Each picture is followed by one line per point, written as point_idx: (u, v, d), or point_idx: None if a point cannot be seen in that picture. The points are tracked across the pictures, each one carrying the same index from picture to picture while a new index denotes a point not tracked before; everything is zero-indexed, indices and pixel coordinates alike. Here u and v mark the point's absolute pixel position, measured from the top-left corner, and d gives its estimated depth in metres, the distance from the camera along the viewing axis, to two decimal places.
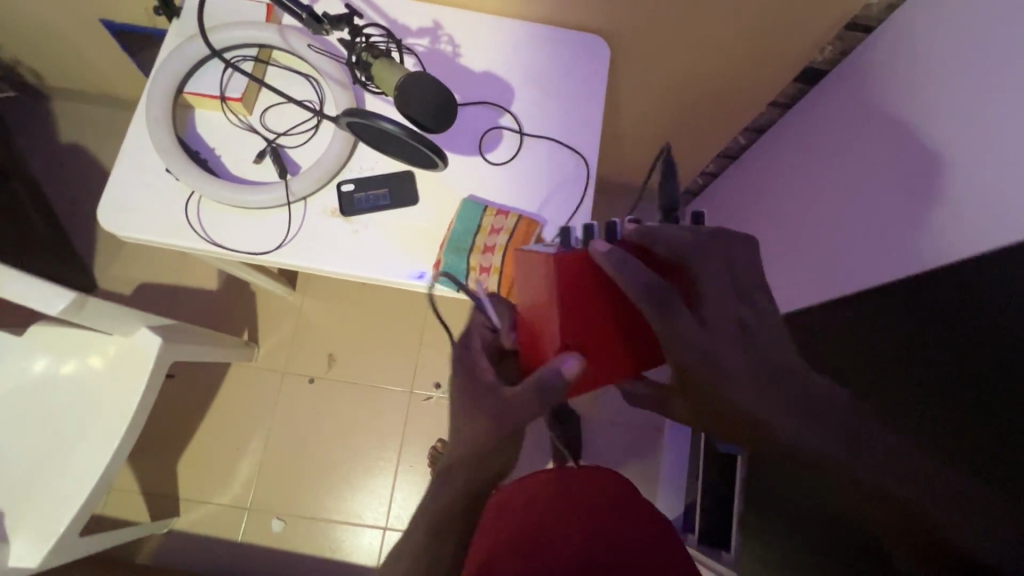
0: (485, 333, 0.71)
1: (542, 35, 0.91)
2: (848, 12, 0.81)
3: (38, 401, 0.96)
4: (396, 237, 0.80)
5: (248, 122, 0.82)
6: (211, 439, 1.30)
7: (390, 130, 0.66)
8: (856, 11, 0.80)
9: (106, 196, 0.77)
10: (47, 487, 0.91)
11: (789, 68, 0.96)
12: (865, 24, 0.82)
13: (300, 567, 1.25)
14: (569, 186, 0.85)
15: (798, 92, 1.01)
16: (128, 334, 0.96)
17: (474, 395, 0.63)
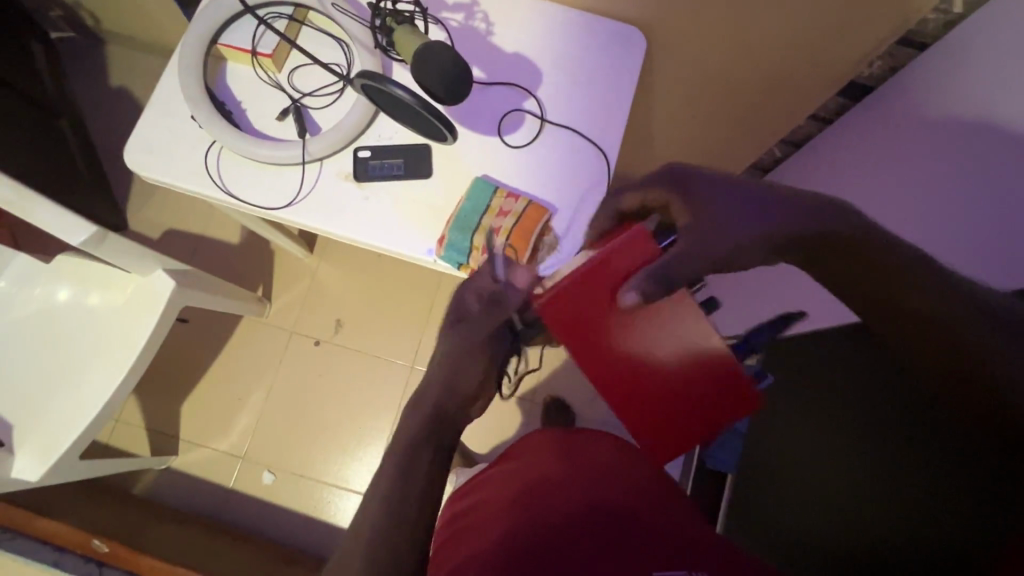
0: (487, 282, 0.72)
1: (578, 22, 0.89)
2: (903, 24, 0.77)
3: (55, 326, 1.00)
4: (405, 208, 0.81)
5: (275, 79, 0.83)
6: (216, 386, 1.34)
7: (401, 95, 0.70)
8: (911, 25, 0.77)
9: (134, 135, 0.80)
10: (54, 407, 0.96)
11: (834, 80, 0.91)
12: (921, 40, 0.79)
13: (284, 521, 1.28)
14: (585, 176, 0.84)
15: (840, 107, 0.98)
16: (144, 274, 1.00)
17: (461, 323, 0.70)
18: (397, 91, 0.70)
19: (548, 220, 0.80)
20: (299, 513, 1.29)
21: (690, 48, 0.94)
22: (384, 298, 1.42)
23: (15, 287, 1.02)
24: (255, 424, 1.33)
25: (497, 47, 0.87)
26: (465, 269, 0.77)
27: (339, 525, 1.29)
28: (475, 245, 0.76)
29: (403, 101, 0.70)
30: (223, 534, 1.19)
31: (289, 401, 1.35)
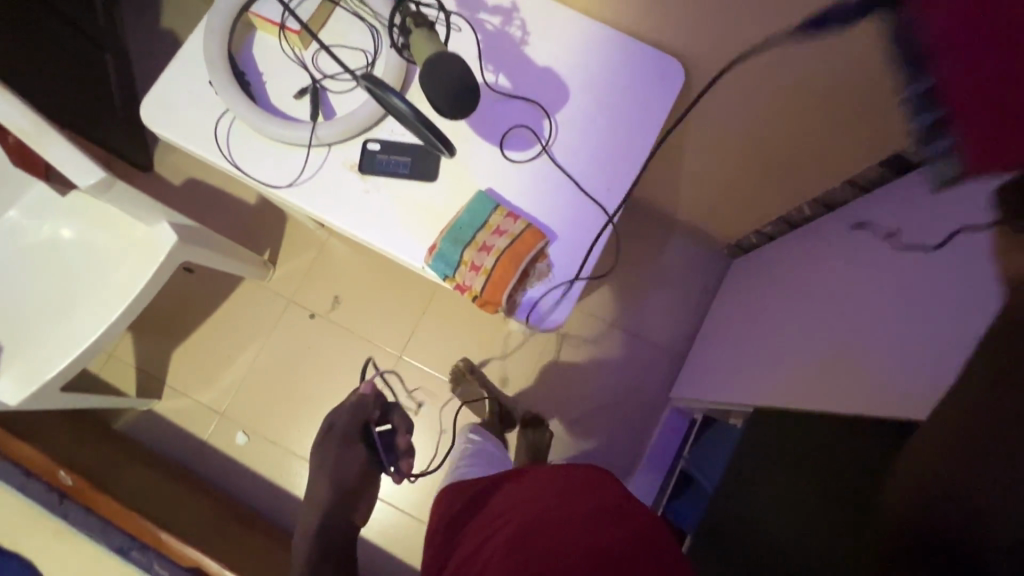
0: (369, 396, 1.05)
1: (618, 45, 0.86)
2: None
3: (57, 259, 1.03)
4: (403, 208, 0.79)
5: (300, 57, 0.82)
6: (207, 340, 1.37)
7: (400, 105, 0.68)
8: None
9: (153, 91, 0.80)
10: (45, 337, 0.99)
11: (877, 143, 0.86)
12: None
13: (248, 483, 1.30)
14: (593, 205, 0.80)
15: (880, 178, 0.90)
16: (149, 223, 1.01)
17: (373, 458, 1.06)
18: (396, 102, 0.68)
19: (544, 246, 0.77)
20: (266, 478, 1.31)
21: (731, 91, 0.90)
22: (384, 283, 1.41)
23: (29, 214, 1.04)
24: (239, 385, 1.35)
25: (528, 58, 0.85)
26: (450, 282, 0.75)
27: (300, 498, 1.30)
28: (464, 260, 0.74)
29: (401, 110, 0.69)
30: (190, 485, 1.22)
31: (274, 368, 1.37)
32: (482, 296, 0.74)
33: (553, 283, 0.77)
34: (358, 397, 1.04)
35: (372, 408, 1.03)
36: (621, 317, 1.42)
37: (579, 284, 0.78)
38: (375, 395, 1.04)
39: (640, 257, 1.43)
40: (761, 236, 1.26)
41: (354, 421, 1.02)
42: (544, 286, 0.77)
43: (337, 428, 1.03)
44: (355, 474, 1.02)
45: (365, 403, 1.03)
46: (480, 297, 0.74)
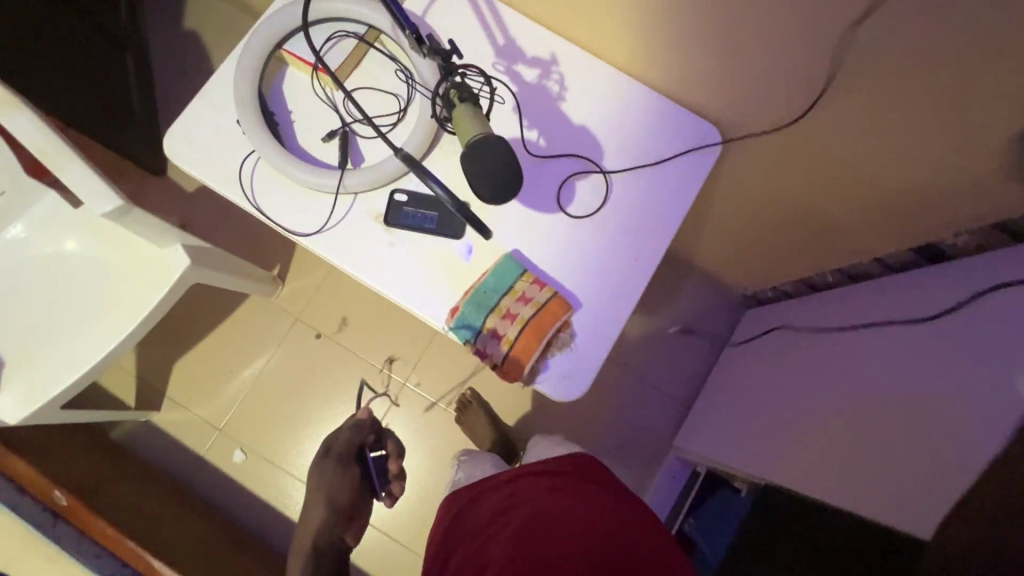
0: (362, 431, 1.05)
1: (657, 106, 0.84)
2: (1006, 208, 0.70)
3: (64, 273, 1.00)
4: (426, 264, 0.77)
5: (331, 97, 0.80)
6: (211, 353, 1.35)
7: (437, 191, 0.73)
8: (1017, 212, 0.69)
9: (178, 124, 0.78)
10: (48, 354, 0.97)
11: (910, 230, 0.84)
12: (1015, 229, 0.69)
13: (243, 501, 1.29)
14: (623, 274, 0.79)
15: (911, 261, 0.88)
16: (162, 245, 0.99)
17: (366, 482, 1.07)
18: (433, 185, 0.73)
19: (568, 316, 0.75)
20: (261, 498, 1.30)
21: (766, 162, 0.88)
22: (393, 308, 1.39)
23: (37, 224, 1.01)
24: (240, 401, 1.34)
25: (565, 115, 0.83)
26: (471, 347, 0.73)
27: (294, 521, 1.29)
28: (486, 327, 0.73)
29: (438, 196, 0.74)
30: (185, 503, 1.20)
31: (276, 387, 1.35)
32: (503, 365, 0.72)
33: (574, 354, 0.76)
34: (356, 421, 1.05)
35: (367, 432, 1.04)
36: (630, 359, 1.40)
37: (600, 356, 0.76)
38: (372, 421, 1.06)
39: (653, 300, 1.41)
40: (779, 292, 1.24)
41: (350, 445, 1.03)
42: (565, 356, 0.75)
43: (333, 452, 1.03)
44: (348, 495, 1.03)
45: (361, 428, 1.04)
46: (500, 366, 0.72)
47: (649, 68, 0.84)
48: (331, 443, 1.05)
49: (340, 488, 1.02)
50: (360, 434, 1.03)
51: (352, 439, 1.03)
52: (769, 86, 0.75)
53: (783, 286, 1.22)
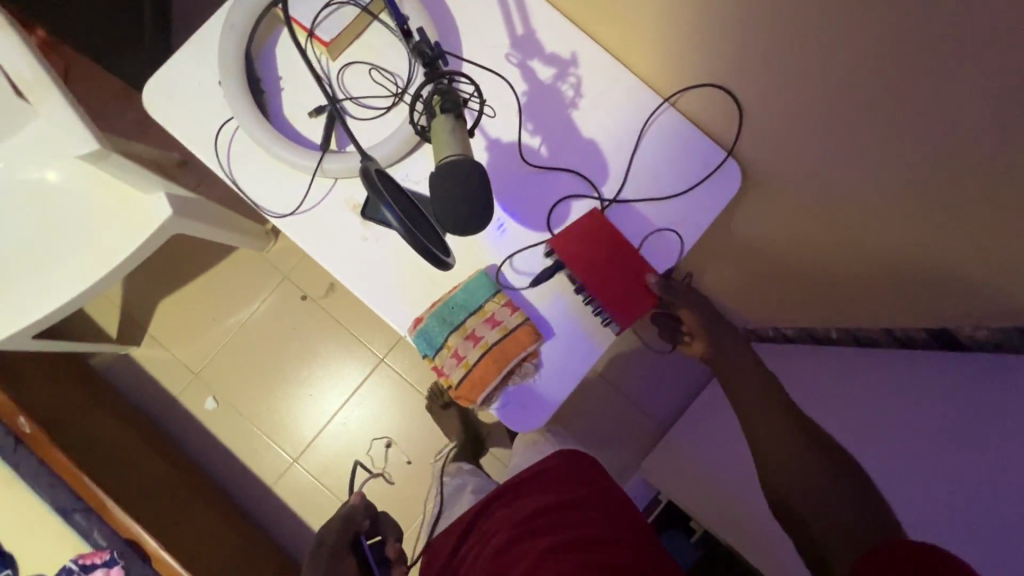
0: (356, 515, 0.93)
1: (676, 130, 0.76)
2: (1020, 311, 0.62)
3: (47, 203, 0.98)
4: (399, 266, 0.73)
5: (326, 69, 0.74)
6: (197, 298, 1.34)
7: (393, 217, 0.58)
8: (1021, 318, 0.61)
9: (160, 75, 0.73)
10: (23, 284, 0.96)
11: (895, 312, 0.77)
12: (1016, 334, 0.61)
13: (210, 447, 1.31)
14: (588, 308, 0.72)
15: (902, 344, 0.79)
16: (147, 191, 0.96)
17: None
18: (391, 217, 0.58)
19: (536, 345, 0.71)
20: (228, 449, 1.31)
21: (788, 208, 0.80)
22: None
23: (27, 150, 0.98)
24: (219, 350, 1.34)
25: (574, 125, 0.76)
26: (430, 363, 0.70)
27: (256, 474, 1.31)
28: (448, 344, 0.69)
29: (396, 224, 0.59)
30: (152, 443, 1.22)
31: (255, 342, 1.34)
32: (458, 388, 0.69)
33: (536, 385, 0.71)
34: (346, 508, 0.93)
35: (362, 517, 0.93)
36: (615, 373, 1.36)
37: (562, 392, 0.72)
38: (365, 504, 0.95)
39: None
40: None
41: (345, 531, 0.90)
42: (525, 386, 0.71)
43: (326, 543, 0.87)
44: None
45: (355, 514, 0.93)
46: (456, 388, 0.69)
47: (679, 85, 0.76)
48: (322, 537, 0.89)
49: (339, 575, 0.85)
50: (356, 521, 0.91)
51: (344, 529, 0.90)
52: (804, 133, 0.67)
53: (762, 328, 1.15)
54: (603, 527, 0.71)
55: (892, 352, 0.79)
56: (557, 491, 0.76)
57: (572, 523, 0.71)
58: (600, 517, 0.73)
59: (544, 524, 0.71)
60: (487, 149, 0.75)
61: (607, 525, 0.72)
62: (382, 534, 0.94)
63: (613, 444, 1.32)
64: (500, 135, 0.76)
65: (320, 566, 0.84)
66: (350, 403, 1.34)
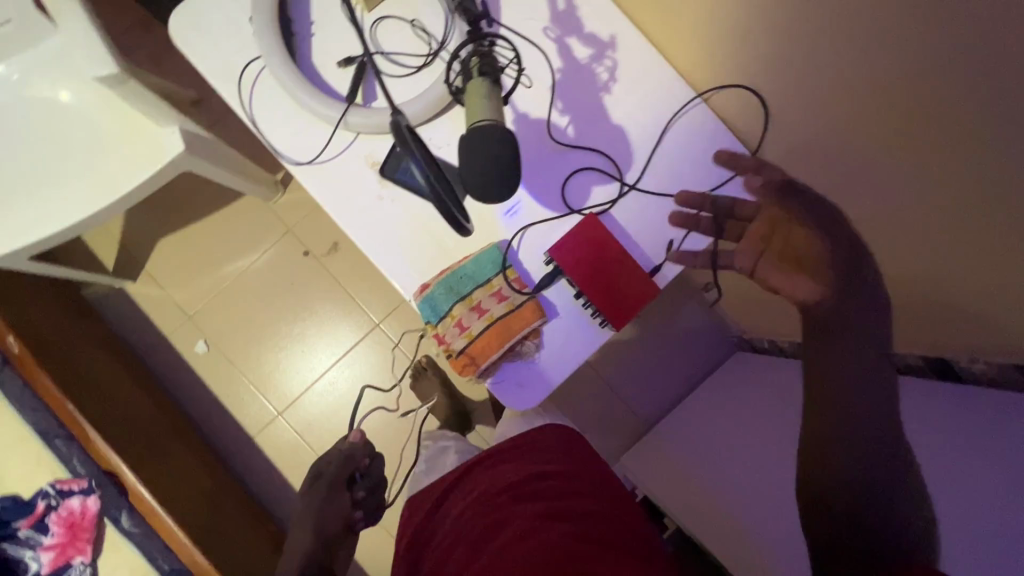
0: (355, 454, 0.95)
1: (705, 128, 0.75)
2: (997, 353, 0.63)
3: (57, 123, 0.96)
4: (411, 230, 0.72)
5: (359, 19, 0.73)
6: (198, 241, 1.33)
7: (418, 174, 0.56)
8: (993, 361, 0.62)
9: (189, 3, 0.71)
10: (24, 204, 0.94)
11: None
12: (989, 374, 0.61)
13: (195, 390, 1.31)
14: (583, 308, 0.71)
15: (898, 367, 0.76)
16: (159, 124, 0.94)
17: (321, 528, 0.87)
18: (418, 174, 0.57)
19: (539, 325, 0.70)
20: (213, 395, 1.31)
21: None
22: None
23: (39, 65, 0.96)
24: (215, 295, 1.33)
25: (605, 109, 0.75)
26: (431, 329, 0.69)
27: (238, 421, 1.31)
28: (451, 313, 0.69)
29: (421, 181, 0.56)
30: (138, 380, 1.22)
31: (252, 291, 1.34)
32: (458, 358, 0.69)
33: (534, 364, 0.71)
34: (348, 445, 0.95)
35: (362, 456, 0.95)
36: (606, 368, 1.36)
37: (559, 373, 0.72)
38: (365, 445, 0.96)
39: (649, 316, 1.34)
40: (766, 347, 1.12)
41: (342, 471, 0.92)
42: (524, 364, 0.71)
43: (322, 479, 0.91)
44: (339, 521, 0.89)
45: (354, 454, 0.94)
46: (454, 356, 0.69)
47: (713, 83, 0.75)
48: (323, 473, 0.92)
49: (331, 515, 0.88)
50: (353, 462, 0.93)
51: (341, 468, 0.93)
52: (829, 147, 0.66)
53: (757, 339, 1.16)
54: (587, 499, 0.70)
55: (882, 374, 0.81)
56: (543, 463, 0.75)
57: (563, 492, 0.70)
58: (586, 488, 0.72)
59: (529, 493, 0.70)
60: (515, 122, 0.74)
61: (591, 497, 0.70)
62: (375, 474, 0.96)
63: (595, 434, 1.33)
64: (529, 111, 0.74)
65: (314, 499, 0.89)
66: (340, 363, 1.34)
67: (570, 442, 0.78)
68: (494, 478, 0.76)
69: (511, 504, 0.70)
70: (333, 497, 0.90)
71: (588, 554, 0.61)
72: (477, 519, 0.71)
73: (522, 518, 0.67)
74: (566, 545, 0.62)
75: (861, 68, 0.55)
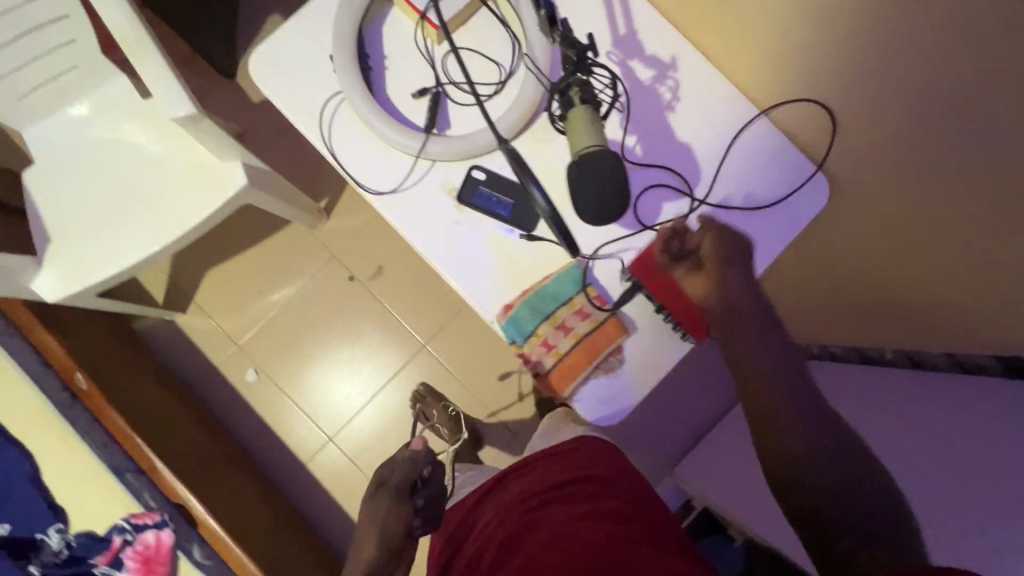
0: (419, 461, 0.92)
1: (769, 142, 0.77)
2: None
3: (124, 161, 0.99)
4: (489, 253, 0.74)
5: (431, 52, 0.75)
6: (244, 270, 1.35)
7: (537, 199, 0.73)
8: None
9: (268, 43, 0.74)
10: (91, 243, 0.96)
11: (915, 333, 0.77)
12: None
13: (246, 419, 1.32)
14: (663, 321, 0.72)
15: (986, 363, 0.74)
16: (222, 160, 0.97)
17: (377, 535, 0.85)
18: (535, 195, 0.72)
19: (621, 341, 0.71)
20: (263, 424, 1.32)
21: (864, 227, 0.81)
22: (428, 270, 1.37)
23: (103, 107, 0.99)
24: (262, 323, 1.34)
25: (671, 127, 0.77)
26: (516, 349, 0.71)
27: (289, 449, 1.32)
28: (537, 333, 0.70)
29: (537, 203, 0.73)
30: (192, 411, 1.23)
31: (298, 317, 1.35)
32: (546, 377, 0.70)
33: (616, 379, 0.72)
34: (409, 452, 0.92)
35: (424, 464, 0.92)
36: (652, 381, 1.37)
37: (642, 389, 0.72)
38: (428, 451, 0.93)
39: None
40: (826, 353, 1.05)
41: (406, 478, 0.89)
42: (606, 379, 0.71)
43: (387, 484, 0.90)
44: (398, 533, 0.85)
45: (417, 459, 0.91)
46: (542, 375, 0.70)
47: (774, 99, 0.77)
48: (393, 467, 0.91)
49: (391, 526, 0.85)
50: (417, 467, 0.90)
51: (405, 472, 0.90)
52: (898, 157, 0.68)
53: None
54: (617, 499, 0.70)
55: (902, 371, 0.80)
56: (570, 465, 0.75)
57: (593, 494, 0.70)
58: (614, 489, 0.71)
59: (558, 495, 0.71)
60: None
61: (621, 498, 0.70)
62: (439, 485, 0.92)
63: (644, 448, 1.33)
64: None
65: (378, 504, 0.88)
66: (387, 387, 1.35)
67: (597, 441, 0.78)
68: (523, 482, 0.77)
69: (542, 505, 0.71)
70: (393, 507, 0.87)
71: (620, 556, 0.61)
72: (508, 522, 0.72)
73: (555, 519, 0.68)
74: (596, 547, 0.62)
75: (941, 80, 0.56)
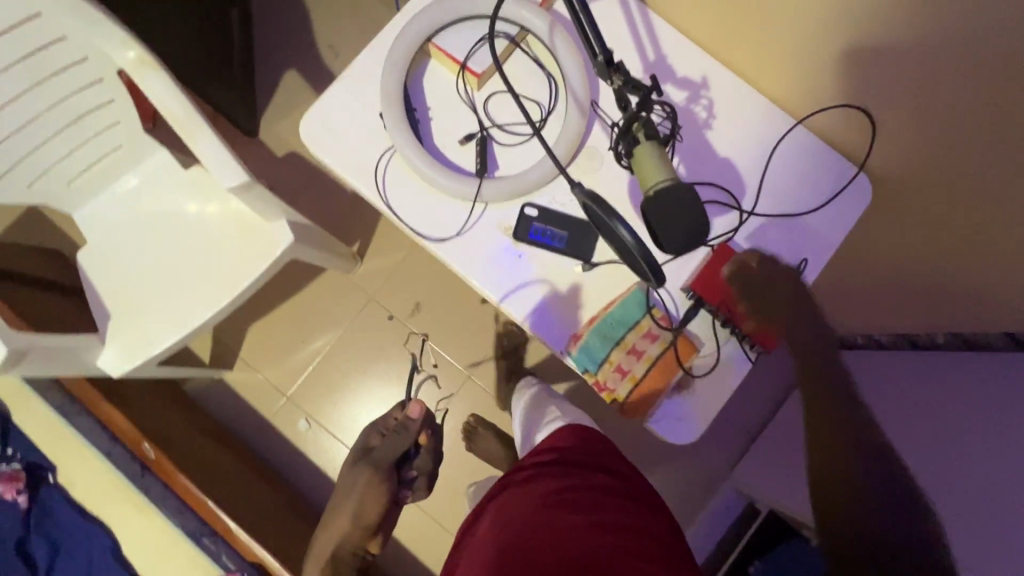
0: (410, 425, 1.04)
1: (808, 148, 0.79)
2: None
3: (173, 231, 1.02)
4: (551, 285, 0.75)
5: (472, 98, 0.78)
6: (285, 320, 1.37)
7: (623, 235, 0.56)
8: None
9: (318, 108, 0.77)
10: (149, 314, 0.98)
11: (974, 318, 0.78)
12: None
13: (302, 468, 1.32)
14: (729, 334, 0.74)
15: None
16: (268, 220, 0.99)
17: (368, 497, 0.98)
18: (622, 231, 0.56)
19: (692, 359, 0.73)
20: (319, 471, 1.33)
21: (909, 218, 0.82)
22: (465, 301, 1.39)
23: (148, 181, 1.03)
24: (308, 371, 1.36)
25: (711, 143, 0.79)
26: (590, 378, 0.72)
27: None
28: (609, 360, 0.71)
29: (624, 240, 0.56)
30: (251, 466, 1.24)
31: (343, 362, 1.37)
32: (624, 403, 0.71)
33: (689, 396, 0.73)
34: (406, 424, 1.03)
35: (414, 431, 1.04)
36: None
37: (716, 403, 0.73)
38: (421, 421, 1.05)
39: None
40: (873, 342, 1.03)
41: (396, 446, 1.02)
42: (679, 396, 0.73)
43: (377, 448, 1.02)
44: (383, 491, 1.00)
45: (409, 428, 1.03)
46: (620, 402, 0.71)
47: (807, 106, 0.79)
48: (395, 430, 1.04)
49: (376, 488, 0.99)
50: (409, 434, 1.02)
51: (396, 441, 1.02)
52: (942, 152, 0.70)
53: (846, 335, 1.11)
54: (620, 507, 0.66)
55: (957, 353, 0.82)
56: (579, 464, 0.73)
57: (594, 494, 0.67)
58: (617, 497, 0.68)
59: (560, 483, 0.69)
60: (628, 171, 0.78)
61: (623, 506, 0.66)
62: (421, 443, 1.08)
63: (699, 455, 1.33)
64: None
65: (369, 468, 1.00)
66: (437, 421, 1.36)
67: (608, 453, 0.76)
68: (527, 468, 0.75)
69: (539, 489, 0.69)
70: (384, 469, 1.00)
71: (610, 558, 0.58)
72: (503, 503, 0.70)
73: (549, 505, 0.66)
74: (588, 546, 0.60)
75: (986, 81, 0.58)
